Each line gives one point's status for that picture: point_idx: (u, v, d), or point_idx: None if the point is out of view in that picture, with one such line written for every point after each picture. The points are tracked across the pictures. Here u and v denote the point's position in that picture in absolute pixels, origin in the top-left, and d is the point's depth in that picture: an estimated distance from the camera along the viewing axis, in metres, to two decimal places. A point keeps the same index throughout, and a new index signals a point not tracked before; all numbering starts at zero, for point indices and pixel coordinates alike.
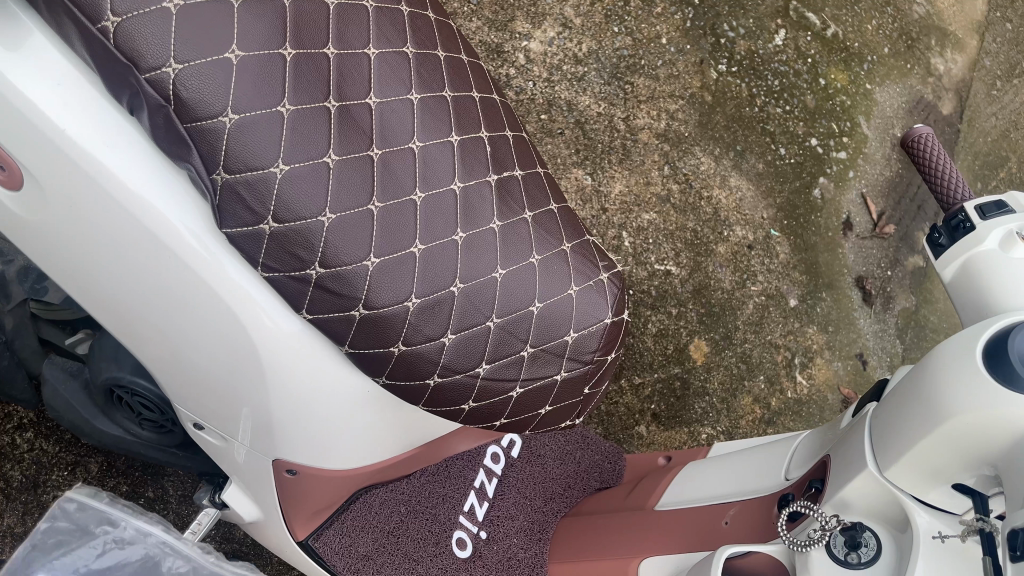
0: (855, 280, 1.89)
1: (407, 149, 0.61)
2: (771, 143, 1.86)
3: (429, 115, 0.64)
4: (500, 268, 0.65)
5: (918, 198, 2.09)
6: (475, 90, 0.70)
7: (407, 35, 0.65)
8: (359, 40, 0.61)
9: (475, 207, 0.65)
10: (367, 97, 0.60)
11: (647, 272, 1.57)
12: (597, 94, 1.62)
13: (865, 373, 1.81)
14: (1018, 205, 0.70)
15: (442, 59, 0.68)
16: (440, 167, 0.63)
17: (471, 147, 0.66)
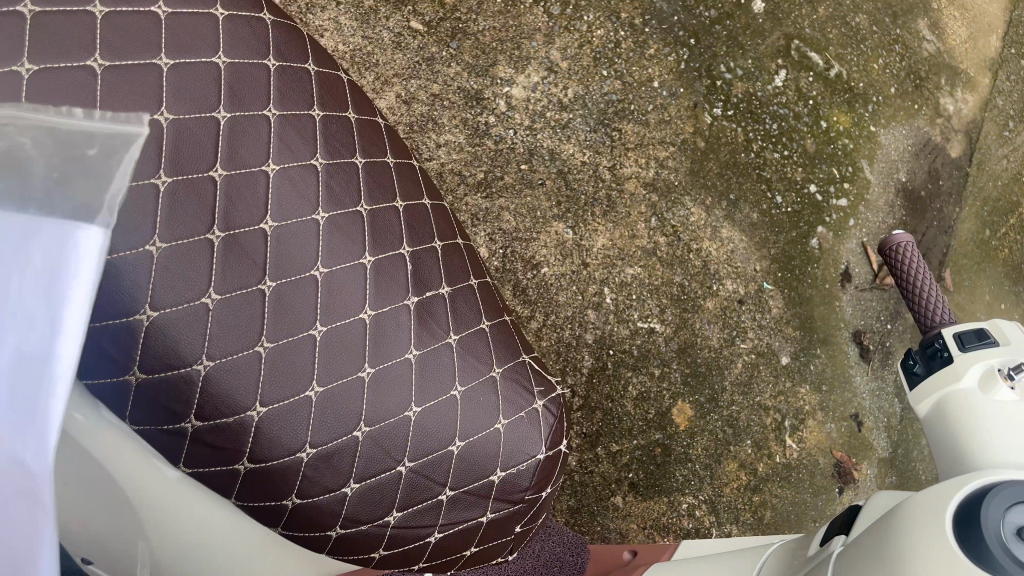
0: (852, 335, 1.81)
1: (309, 277, 0.68)
2: (766, 191, 1.79)
3: (336, 238, 0.71)
4: (413, 405, 0.71)
5: (923, 246, 2.05)
6: (398, 199, 0.78)
7: (318, 147, 0.73)
8: (255, 158, 0.68)
9: (384, 340, 0.71)
10: (261, 223, 0.67)
11: (630, 331, 1.50)
12: (582, 143, 1.55)
13: (860, 435, 1.73)
14: (1001, 338, 0.69)
15: (360, 169, 0.76)
16: (345, 279, 0.70)
17: (384, 264, 0.73)
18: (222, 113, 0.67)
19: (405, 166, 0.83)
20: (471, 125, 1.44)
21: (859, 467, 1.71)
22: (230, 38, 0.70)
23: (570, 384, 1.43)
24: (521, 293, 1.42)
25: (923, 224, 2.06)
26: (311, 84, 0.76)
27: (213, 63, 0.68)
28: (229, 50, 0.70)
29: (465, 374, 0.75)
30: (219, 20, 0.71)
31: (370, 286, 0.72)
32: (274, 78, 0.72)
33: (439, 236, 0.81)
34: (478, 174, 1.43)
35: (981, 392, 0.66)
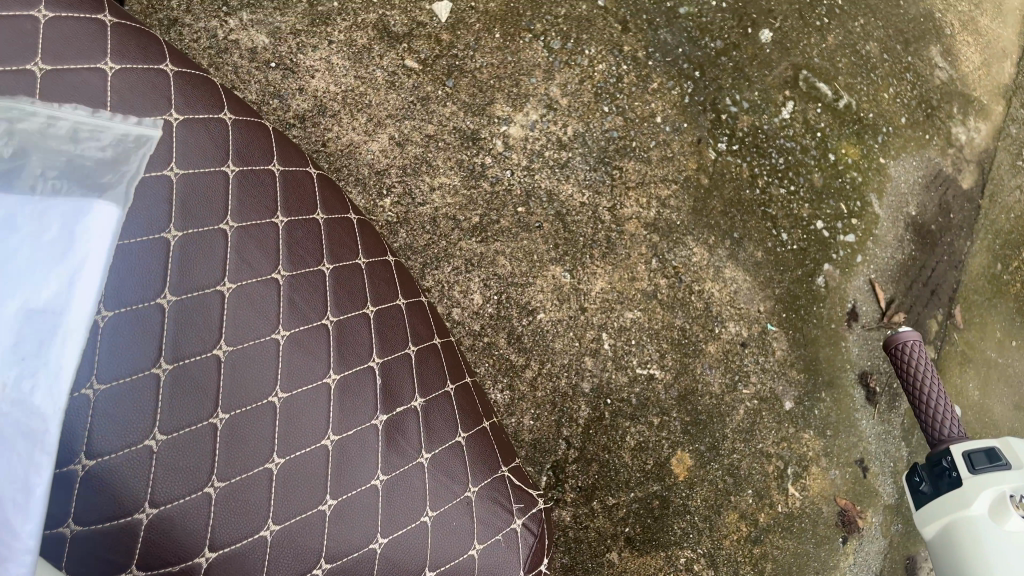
0: (858, 376, 1.75)
1: (267, 404, 0.73)
2: (772, 228, 1.73)
3: (297, 363, 0.75)
4: (378, 535, 0.75)
5: (933, 281, 1.97)
6: (367, 306, 0.83)
7: (280, 263, 0.79)
8: (212, 281, 0.74)
9: (347, 465, 0.75)
10: (217, 353, 0.72)
11: (628, 378, 1.46)
12: (581, 182, 1.51)
13: (865, 481, 1.68)
14: (1010, 462, 0.87)
15: (326, 281, 0.81)
16: (306, 399, 0.75)
17: (349, 382, 0.78)
18: (172, 232, 0.73)
19: (377, 263, 0.88)
20: (466, 167, 1.43)
21: (864, 515, 1.66)
22: (184, 151, 0.78)
23: (566, 436, 1.39)
24: (516, 340, 1.39)
25: (933, 258, 1.99)
26: (274, 188, 0.82)
27: (165, 174, 0.75)
28: (183, 161, 0.77)
29: (436, 497, 0.79)
30: (174, 126, 0.78)
31: (332, 408, 0.76)
32: (234, 186, 0.79)
33: (415, 343, 0.86)
34: (472, 218, 1.41)
35: (996, 520, 0.85)
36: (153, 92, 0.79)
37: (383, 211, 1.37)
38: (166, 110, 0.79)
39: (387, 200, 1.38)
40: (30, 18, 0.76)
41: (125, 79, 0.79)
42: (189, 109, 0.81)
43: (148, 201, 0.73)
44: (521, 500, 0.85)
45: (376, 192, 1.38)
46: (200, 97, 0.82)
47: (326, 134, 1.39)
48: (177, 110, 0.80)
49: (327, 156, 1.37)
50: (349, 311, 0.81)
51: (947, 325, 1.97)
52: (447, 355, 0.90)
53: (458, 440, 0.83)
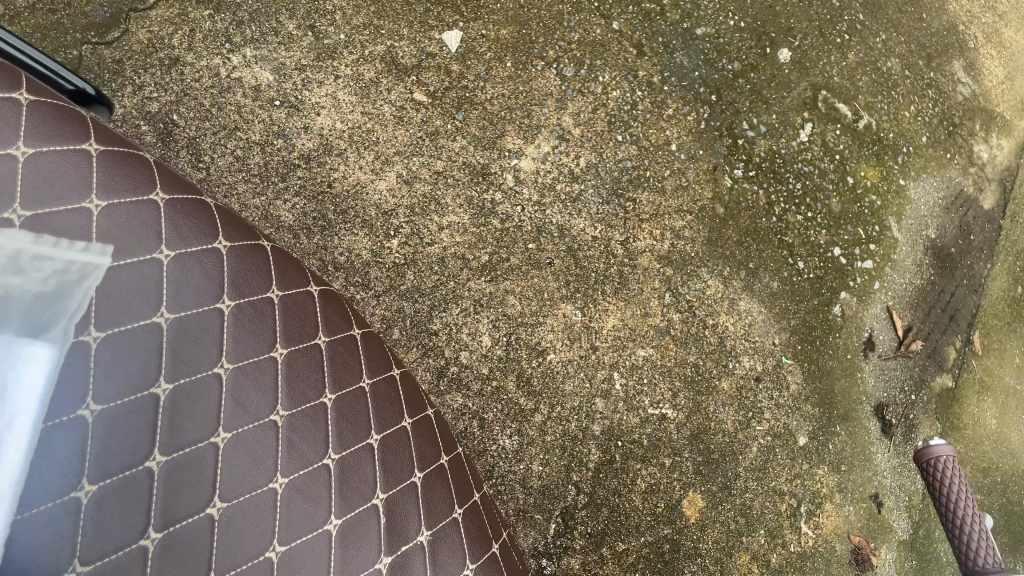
0: (874, 409, 1.69)
1: (265, 555, 0.68)
2: (787, 257, 1.67)
3: (296, 508, 0.70)
4: None
5: (951, 307, 1.86)
6: (373, 432, 0.77)
7: (277, 398, 0.73)
8: (203, 431, 0.69)
9: None
10: (211, 506, 0.67)
11: (640, 418, 1.43)
12: (594, 216, 1.49)
13: (880, 517, 1.64)
14: None
15: (329, 410, 0.75)
16: (305, 551, 0.69)
17: (352, 523, 0.72)
18: (162, 385, 0.68)
19: (383, 383, 0.81)
20: (475, 204, 1.41)
21: (878, 552, 1.62)
22: (176, 289, 0.72)
23: (575, 481, 1.37)
24: (525, 382, 1.37)
25: (952, 282, 1.87)
26: (273, 314, 0.76)
27: (154, 320, 0.70)
28: (173, 303, 0.71)
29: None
30: (164, 264, 0.72)
31: (334, 558, 0.70)
32: (228, 321, 0.73)
33: (423, 468, 0.79)
34: (482, 257, 1.39)
35: None
36: (143, 228, 0.73)
37: (390, 252, 1.35)
38: (155, 246, 0.72)
39: (393, 241, 1.36)
40: (9, 156, 0.69)
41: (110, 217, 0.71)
42: (181, 242, 0.74)
43: (135, 354, 0.68)
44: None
45: (383, 233, 1.35)
46: (194, 224, 0.76)
47: (332, 173, 1.36)
48: (169, 245, 0.73)
49: (332, 197, 1.35)
50: (353, 445, 0.75)
51: (965, 352, 1.87)
52: (459, 476, 0.84)
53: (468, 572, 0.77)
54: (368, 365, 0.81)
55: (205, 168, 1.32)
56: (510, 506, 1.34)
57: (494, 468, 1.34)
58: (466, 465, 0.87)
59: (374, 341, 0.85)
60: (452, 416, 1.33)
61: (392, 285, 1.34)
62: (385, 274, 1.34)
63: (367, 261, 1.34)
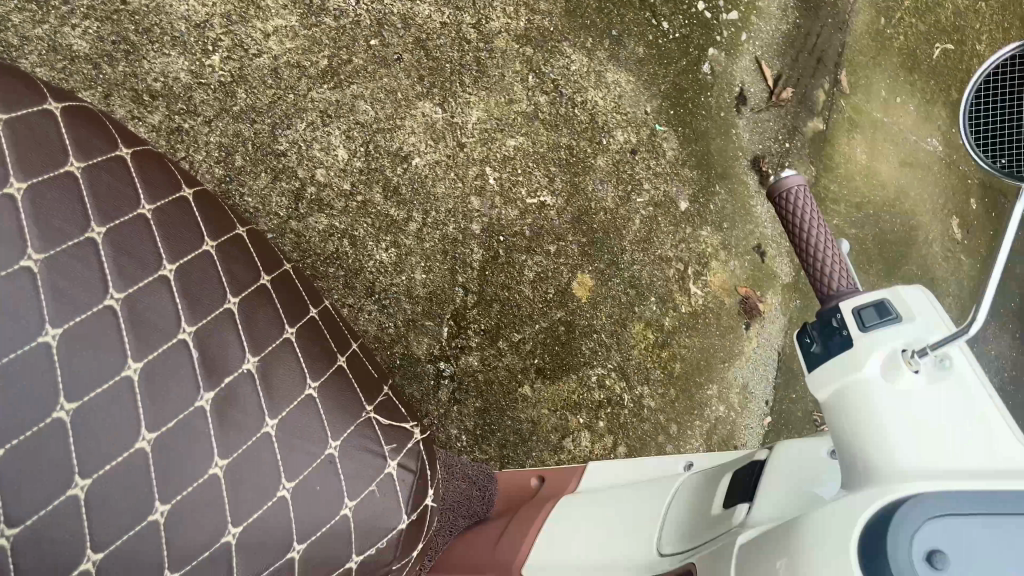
0: (751, 163, 1.69)
1: (123, 377, 0.57)
2: (651, 19, 1.60)
3: (143, 321, 0.59)
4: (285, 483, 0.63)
5: (819, 49, 1.84)
6: (209, 239, 0.68)
7: (89, 204, 0.60)
8: (13, 251, 0.55)
9: (234, 419, 0.62)
10: (44, 332, 0.54)
11: (518, 210, 1.40)
12: (438, 0, 1.37)
13: (765, 267, 1.69)
14: (903, 310, 0.65)
15: (151, 217, 0.64)
16: (167, 364, 0.59)
17: (210, 329, 0.63)
18: None
19: (170, 205, 0.66)
20: (303, 2, 1.26)
21: (765, 299, 1.68)
22: None
23: (462, 282, 1.33)
24: (393, 193, 1.29)
25: (818, 23, 1.84)
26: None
27: None
28: None
29: (294, 467, 0.64)
30: None
31: (142, 402, 0.57)
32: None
33: (237, 291, 0.67)
34: (320, 62, 1.26)
35: (887, 382, 0.62)
36: None
37: (213, 70, 1.20)
38: None
39: (215, 58, 1.20)
40: None
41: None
42: None
43: None
44: (392, 440, 0.72)
45: (200, 49, 1.20)
46: None
47: None
48: None
49: (131, 16, 1.17)
50: (147, 274, 0.61)
51: (835, 93, 1.86)
52: (286, 293, 0.72)
53: (310, 393, 0.67)
54: (146, 185, 0.66)
55: None
56: (398, 318, 1.28)
57: (375, 284, 1.27)
58: (292, 275, 0.76)
59: (152, 155, 0.70)
60: (319, 238, 1.23)
61: (223, 108, 1.20)
62: (213, 96, 1.19)
63: (188, 84, 1.18)
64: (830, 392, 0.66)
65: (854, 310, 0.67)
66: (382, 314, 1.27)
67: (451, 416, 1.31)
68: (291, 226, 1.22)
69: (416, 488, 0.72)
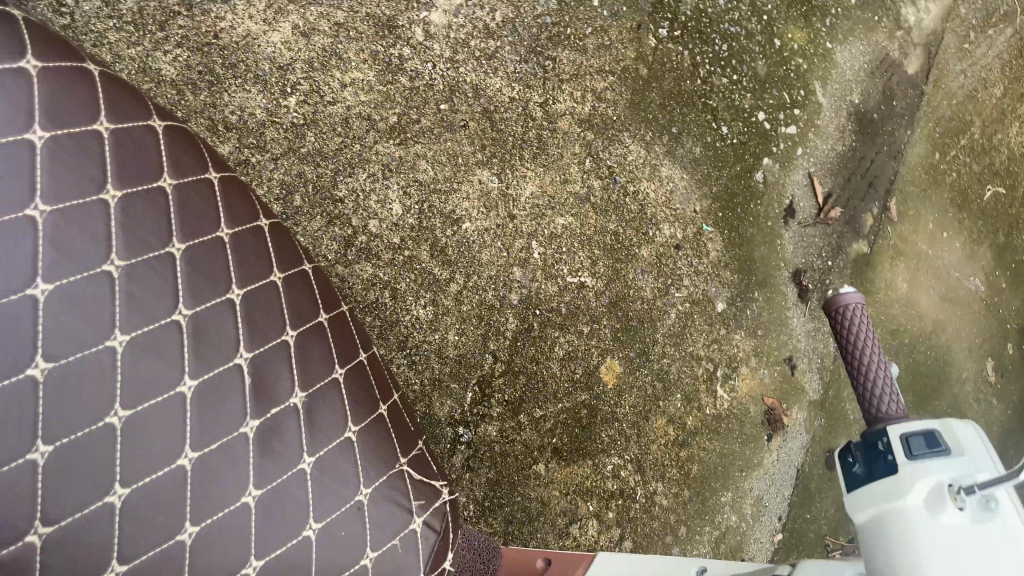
0: (792, 275, 1.70)
1: (175, 392, 0.58)
2: (712, 121, 1.63)
3: (202, 339, 0.61)
4: (313, 521, 0.62)
5: (871, 174, 1.86)
6: (277, 271, 0.70)
7: (172, 222, 0.63)
8: (96, 255, 0.57)
9: (273, 449, 0.62)
10: (109, 337, 0.56)
11: (558, 287, 1.41)
12: (510, 76, 1.41)
13: (793, 380, 1.67)
14: (951, 441, 0.65)
15: (227, 243, 0.67)
16: (218, 385, 0.61)
17: (265, 357, 0.64)
18: (38, 208, 0.56)
19: (248, 233, 0.69)
20: (382, 60, 1.31)
21: (790, 412, 1.66)
22: (48, 109, 0.59)
23: (493, 349, 1.33)
24: (439, 252, 1.31)
25: (873, 149, 1.87)
26: (101, 149, 0.61)
27: (25, 139, 0.57)
28: (47, 119, 0.58)
29: (323, 508, 0.63)
30: None
31: (191, 419, 0.58)
32: (45, 155, 0.57)
33: (295, 325, 0.68)
34: (390, 118, 1.30)
35: (924, 511, 0.62)
36: None
37: (287, 110, 1.24)
38: None
39: (291, 99, 1.24)
40: None
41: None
42: None
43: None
44: (421, 496, 0.70)
45: (279, 90, 1.24)
46: None
47: (218, 23, 1.22)
48: None
49: (220, 49, 1.22)
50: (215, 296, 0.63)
51: (882, 219, 1.87)
52: (341, 334, 0.74)
53: (349, 436, 0.67)
54: (227, 210, 0.68)
55: (69, 14, 1.16)
56: (425, 376, 1.28)
57: (408, 339, 1.27)
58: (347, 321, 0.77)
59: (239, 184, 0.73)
60: (361, 286, 1.24)
61: (291, 148, 1.23)
62: (283, 136, 1.23)
63: (262, 121, 1.22)
64: (867, 515, 0.67)
65: (903, 436, 0.68)
66: (410, 369, 1.27)
67: (462, 483, 1.29)
68: (336, 270, 1.23)
69: (439, 549, 0.69)
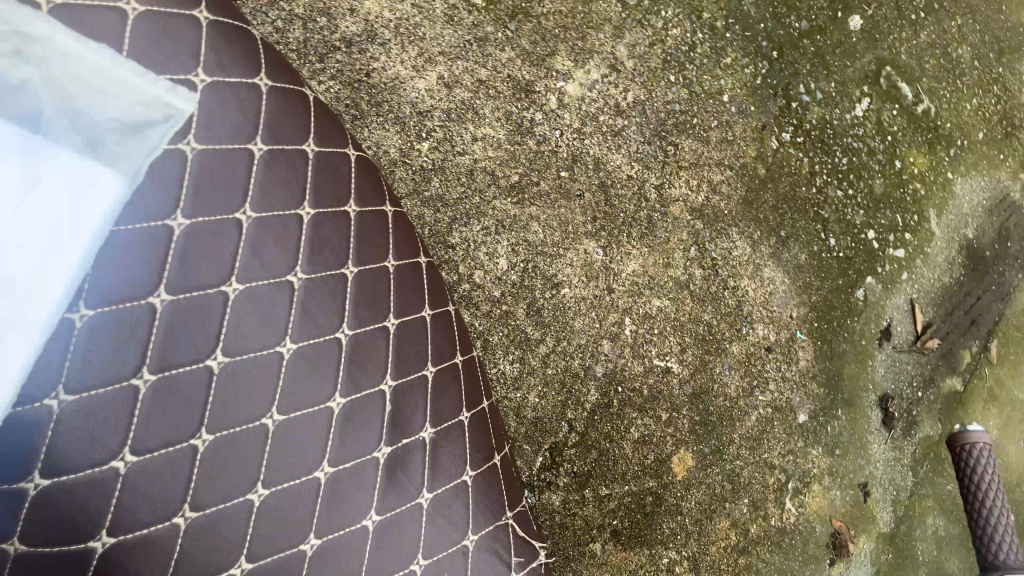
0: (878, 399, 1.64)
1: (327, 407, 0.62)
2: (821, 231, 1.61)
3: (359, 362, 0.65)
4: (420, 558, 0.66)
5: (976, 310, 1.80)
6: (426, 309, 0.75)
7: (352, 248, 0.68)
8: (286, 265, 0.62)
9: (400, 479, 0.66)
10: (281, 343, 0.60)
11: (643, 367, 1.40)
12: (632, 154, 1.43)
13: (866, 507, 1.61)
14: None
15: (391, 274, 0.72)
16: (364, 407, 0.65)
17: (408, 388, 0.69)
18: (247, 212, 0.60)
19: (407, 267, 0.75)
20: (514, 121, 1.36)
21: (857, 540, 1.59)
22: (272, 125, 0.64)
23: (570, 418, 1.33)
24: (535, 312, 1.32)
25: (982, 286, 1.81)
26: (306, 168, 0.66)
27: (249, 148, 0.61)
28: (269, 134, 0.63)
29: (431, 545, 0.67)
30: (225, 88, 0.61)
31: (334, 436, 0.62)
32: (263, 164, 0.62)
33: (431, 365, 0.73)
34: (511, 176, 1.34)
35: None
36: (179, 42, 0.59)
37: (418, 153, 1.29)
38: (194, 67, 0.60)
39: (424, 143, 1.29)
40: None
41: (139, 61, 0.57)
42: (222, 70, 0.61)
43: (224, 179, 0.59)
44: (520, 554, 0.74)
45: (415, 133, 1.29)
46: (238, 53, 0.63)
47: (371, 62, 1.29)
48: (208, 70, 0.60)
49: (369, 86, 1.28)
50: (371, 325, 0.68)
51: (981, 359, 1.81)
52: (468, 379, 0.78)
53: (464, 480, 0.71)
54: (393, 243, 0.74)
55: None
56: None
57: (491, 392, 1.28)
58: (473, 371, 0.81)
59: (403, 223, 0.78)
60: None
61: (415, 190, 1.27)
62: (411, 177, 1.28)
63: (394, 160, 1.27)
64: None
65: None
66: None
67: None
68: None
69: None
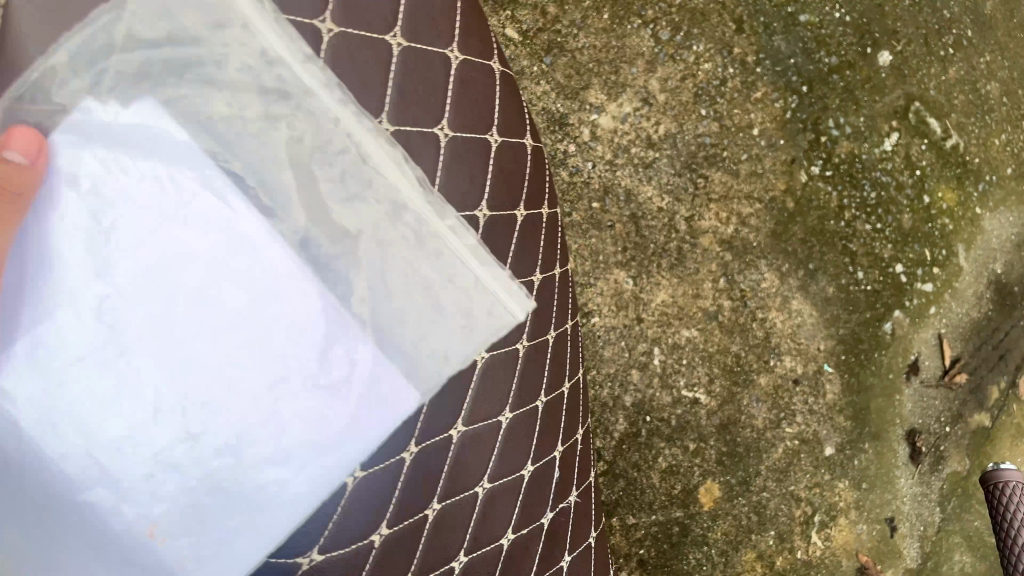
0: (905, 434, 1.62)
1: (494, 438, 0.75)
2: (849, 264, 1.58)
3: (522, 399, 0.78)
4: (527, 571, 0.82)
5: (1004, 345, 1.72)
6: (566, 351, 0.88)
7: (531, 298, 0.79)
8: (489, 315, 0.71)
9: (531, 505, 0.80)
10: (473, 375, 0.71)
11: (672, 398, 1.42)
12: (663, 187, 1.45)
13: (892, 542, 1.61)
14: None
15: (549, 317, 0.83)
16: (517, 443, 0.77)
17: (547, 425, 0.83)
18: (475, 267, 0.69)
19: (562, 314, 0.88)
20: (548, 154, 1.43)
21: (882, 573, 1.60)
22: (490, 180, 0.75)
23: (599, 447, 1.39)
24: None
25: (1010, 322, 1.72)
26: (507, 220, 0.77)
27: (476, 212, 0.73)
28: (489, 195, 0.74)
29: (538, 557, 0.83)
30: (455, 140, 0.72)
31: (495, 455, 0.75)
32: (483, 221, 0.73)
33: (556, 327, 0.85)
34: None
35: None
36: (432, 95, 0.70)
37: None
38: (439, 116, 0.71)
39: None
40: (310, 28, 0.65)
41: (400, 115, 0.68)
42: (461, 121, 0.73)
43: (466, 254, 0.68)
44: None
45: None
46: (472, 104, 0.74)
47: None
48: (450, 123, 0.71)
49: None
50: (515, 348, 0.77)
51: (1009, 395, 1.73)
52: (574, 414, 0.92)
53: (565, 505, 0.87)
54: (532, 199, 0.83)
55: None
56: None
57: None
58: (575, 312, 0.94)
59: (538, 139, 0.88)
60: None
61: None
62: None
63: None
64: None
65: None
66: None
67: None
68: None
69: None
